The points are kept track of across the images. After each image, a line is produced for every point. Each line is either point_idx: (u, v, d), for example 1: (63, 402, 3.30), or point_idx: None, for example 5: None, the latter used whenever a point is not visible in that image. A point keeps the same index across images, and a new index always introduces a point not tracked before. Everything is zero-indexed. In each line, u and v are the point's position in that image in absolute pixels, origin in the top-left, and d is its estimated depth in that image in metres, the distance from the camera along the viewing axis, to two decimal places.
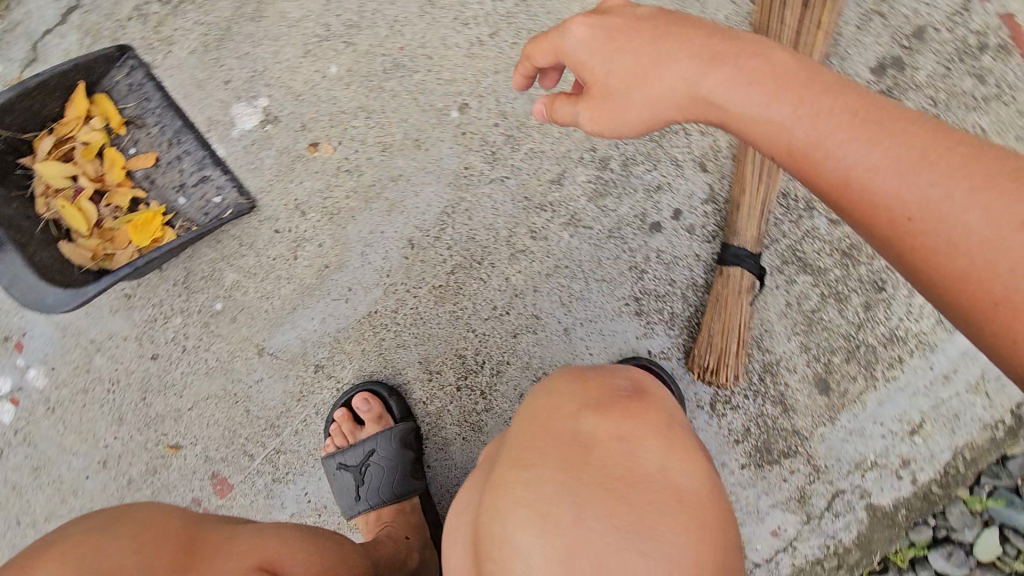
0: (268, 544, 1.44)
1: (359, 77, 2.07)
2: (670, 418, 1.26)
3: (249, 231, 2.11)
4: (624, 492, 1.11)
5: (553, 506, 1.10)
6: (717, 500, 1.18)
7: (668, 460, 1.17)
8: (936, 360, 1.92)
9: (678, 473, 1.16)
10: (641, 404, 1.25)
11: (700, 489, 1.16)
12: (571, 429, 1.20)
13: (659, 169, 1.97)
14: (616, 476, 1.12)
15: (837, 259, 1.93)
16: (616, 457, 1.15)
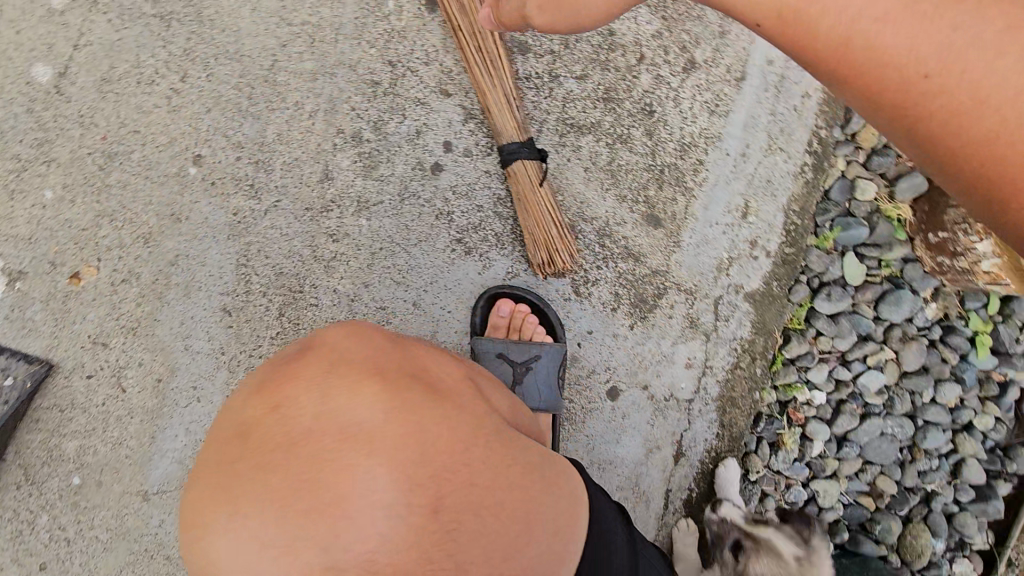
0: None
1: (79, 187, 1.89)
2: (364, 358, 0.99)
3: (62, 393, 1.89)
4: (297, 463, 0.85)
5: (232, 503, 0.85)
6: (428, 400, 0.99)
7: (357, 407, 0.90)
8: (727, 145, 2.06)
9: (367, 419, 0.90)
10: (323, 359, 0.98)
11: (397, 426, 0.91)
12: (226, 439, 0.91)
13: (409, 117, 1.96)
14: (286, 450, 0.86)
15: (601, 109, 2.02)
16: (285, 428, 0.88)
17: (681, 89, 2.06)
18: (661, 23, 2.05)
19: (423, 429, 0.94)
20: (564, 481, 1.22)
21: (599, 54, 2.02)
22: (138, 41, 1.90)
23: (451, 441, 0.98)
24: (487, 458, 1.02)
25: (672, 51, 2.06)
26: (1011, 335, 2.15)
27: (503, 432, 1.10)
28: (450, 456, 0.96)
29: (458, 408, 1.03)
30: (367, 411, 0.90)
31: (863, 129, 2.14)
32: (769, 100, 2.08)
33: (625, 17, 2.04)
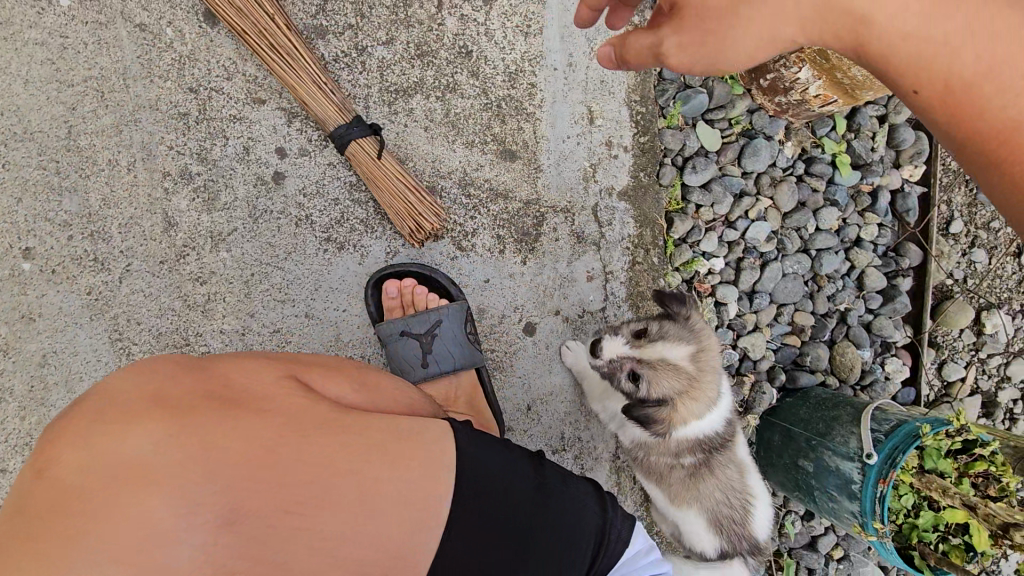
0: None
1: None
2: (128, 393, 1.07)
3: None
4: (75, 511, 0.94)
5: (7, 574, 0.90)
6: (211, 418, 1.05)
7: (122, 441, 0.99)
8: (552, 61, 2.07)
9: (138, 447, 0.99)
10: (82, 410, 1.05)
11: (176, 440, 1.01)
12: (8, 513, 0.96)
13: (230, 136, 1.86)
14: (60, 504, 0.94)
15: (420, 64, 1.98)
16: (54, 485, 0.96)
17: (491, 21, 2.03)
18: None
19: (203, 449, 1.02)
20: (429, 444, 1.21)
21: (397, 12, 1.96)
22: None
23: (242, 449, 1.05)
24: (296, 455, 1.08)
25: None
26: (865, 147, 2.30)
27: (319, 418, 1.14)
28: (243, 466, 1.04)
29: (253, 413, 1.09)
30: (139, 445, 1.00)
31: None
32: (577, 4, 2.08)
33: None
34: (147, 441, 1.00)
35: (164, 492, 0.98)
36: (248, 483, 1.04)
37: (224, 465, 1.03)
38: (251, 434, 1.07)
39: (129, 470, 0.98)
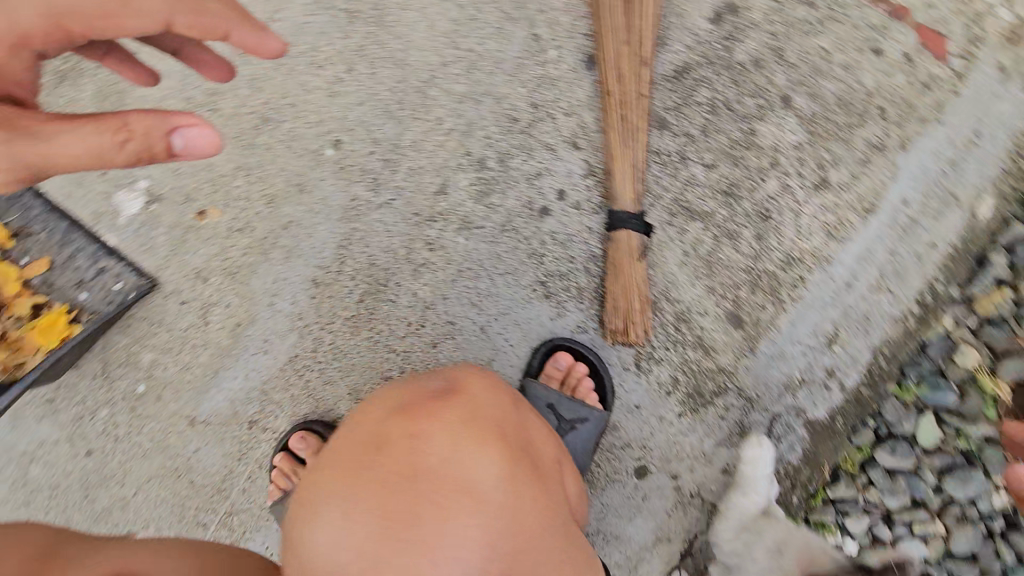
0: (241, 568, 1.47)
1: (231, 139, 2.05)
2: (482, 411, 1.40)
3: (159, 311, 2.08)
4: (421, 483, 1.26)
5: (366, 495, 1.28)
6: (520, 481, 1.33)
7: (471, 455, 1.30)
8: (834, 270, 2.00)
9: (477, 467, 1.29)
10: (451, 402, 1.40)
11: (499, 479, 1.30)
12: (381, 443, 1.34)
13: (534, 158, 2.01)
14: (415, 470, 1.28)
15: (720, 200, 2.01)
16: (417, 453, 1.30)
17: (805, 204, 2.00)
18: (806, 136, 1.98)
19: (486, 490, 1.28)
20: None
21: (734, 148, 2.00)
22: (317, 26, 2.02)
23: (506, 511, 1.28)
24: (549, 545, 1.33)
25: (808, 164, 1.99)
26: None
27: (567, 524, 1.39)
28: (518, 525, 1.28)
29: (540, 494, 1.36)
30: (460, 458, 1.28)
31: (985, 296, 2.00)
32: (894, 240, 1.98)
33: (771, 120, 1.99)
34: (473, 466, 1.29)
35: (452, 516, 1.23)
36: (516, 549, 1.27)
37: (505, 520, 1.26)
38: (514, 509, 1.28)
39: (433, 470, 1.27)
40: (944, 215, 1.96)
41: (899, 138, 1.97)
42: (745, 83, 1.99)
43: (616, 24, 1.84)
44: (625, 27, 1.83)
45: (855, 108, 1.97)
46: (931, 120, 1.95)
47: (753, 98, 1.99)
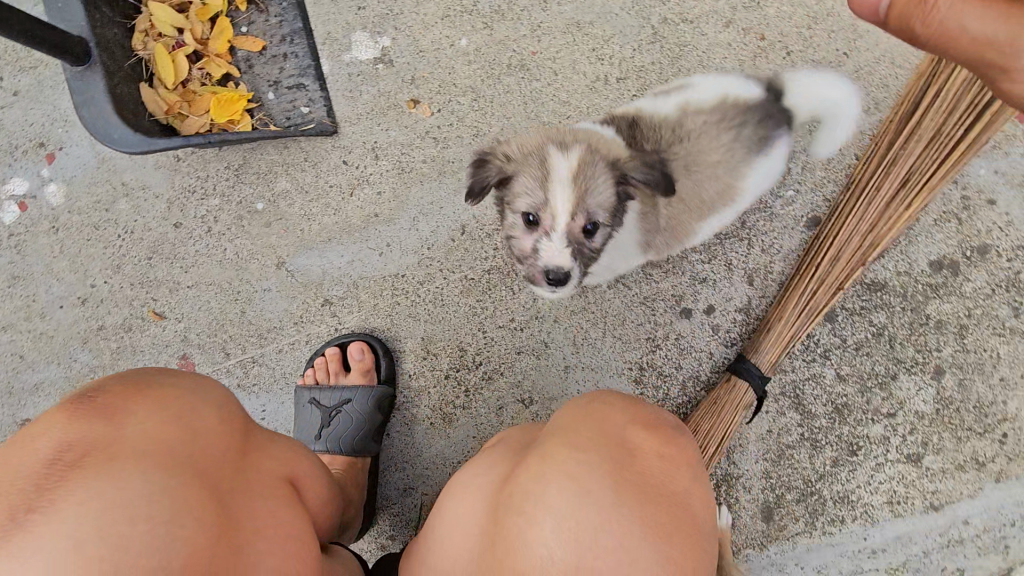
0: (287, 454, 1.16)
1: (483, 61, 2.09)
2: (696, 471, 1.13)
3: (320, 154, 2.14)
4: (650, 499, 1.00)
5: (600, 513, 0.95)
6: (681, 511, 1.01)
7: (687, 486, 1.07)
8: (872, 533, 2.03)
9: (695, 502, 1.06)
10: (674, 450, 1.12)
11: (704, 520, 1.06)
12: (582, 421, 1.14)
13: (710, 265, 2.05)
14: (653, 485, 1.02)
15: (827, 410, 2.02)
16: (658, 470, 1.06)
17: (888, 464, 2.03)
18: (932, 410, 2.01)
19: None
20: None
21: (870, 378, 2.02)
22: (621, 19, 2.07)
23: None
24: None
25: (915, 436, 2.02)
26: None
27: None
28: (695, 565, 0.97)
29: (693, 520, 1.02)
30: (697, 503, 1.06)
31: None
32: (936, 547, 2.01)
33: (915, 379, 2.01)
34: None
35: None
36: None
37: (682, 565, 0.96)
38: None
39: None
40: (989, 556, 2.00)
41: (1005, 470, 2.00)
42: (920, 335, 2.00)
43: (865, 215, 1.78)
44: (869, 224, 1.79)
45: (988, 417, 2.00)
46: None
47: (916, 351, 2.01)
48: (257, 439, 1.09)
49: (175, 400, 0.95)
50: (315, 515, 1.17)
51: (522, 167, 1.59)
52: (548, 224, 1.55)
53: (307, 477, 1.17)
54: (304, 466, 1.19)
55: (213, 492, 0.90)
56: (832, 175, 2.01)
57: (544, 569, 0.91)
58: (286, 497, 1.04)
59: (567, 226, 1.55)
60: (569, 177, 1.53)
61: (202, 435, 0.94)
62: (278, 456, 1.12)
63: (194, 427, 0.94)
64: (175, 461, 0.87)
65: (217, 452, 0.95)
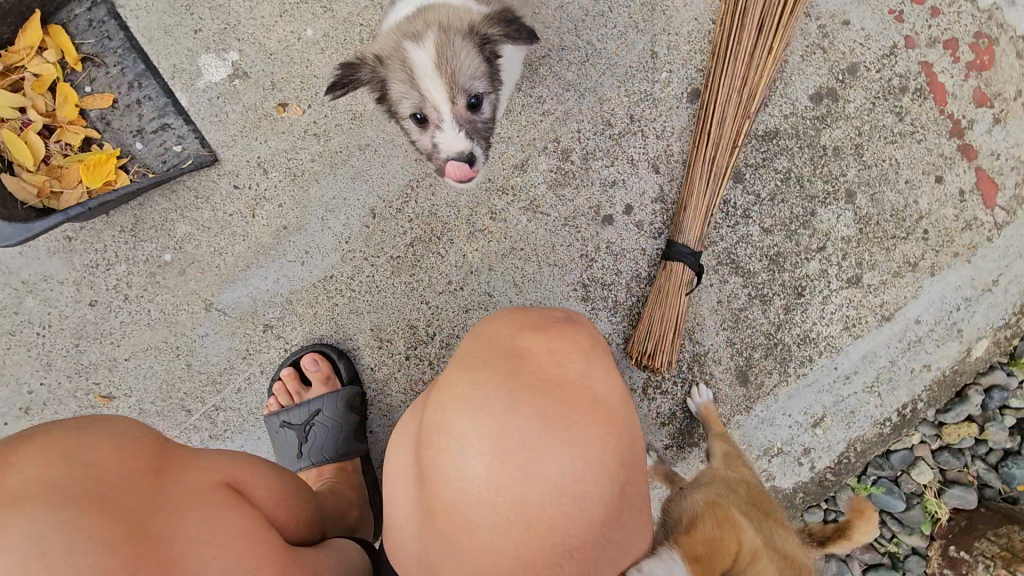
0: (224, 463, 1.16)
1: (335, 44, 2.07)
2: (599, 352, 1.09)
3: (209, 186, 2.10)
4: (546, 395, 0.97)
5: (497, 423, 0.93)
6: (580, 396, 0.99)
7: (588, 371, 1.03)
8: (839, 361, 2.15)
9: (599, 382, 1.03)
10: (571, 339, 1.08)
11: (615, 397, 1.04)
12: (474, 345, 1.11)
13: (615, 166, 2.09)
14: (545, 380, 0.99)
15: (765, 264, 2.11)
16: (551, 365, 1.02)
17: (834, 294, 2.14)
18: (855, 232, 2.13)
19: (607, 536, 0.98)
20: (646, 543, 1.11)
21: (792, 222, 2.11)
22: None
23: (612, 553, 1.01)
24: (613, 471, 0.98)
25: (849, 260, 2.13)
26: None
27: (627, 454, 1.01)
28: (607, 440, 0.97)
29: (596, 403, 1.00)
30: (611, 387, 1.04)
31: (953, 426, 2.20)
32: (897, 353, 2.15)
33: (832, 209, 2.12)
34: (587, 464, 0.94)
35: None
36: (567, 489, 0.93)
37: (594, 443, 0.96)
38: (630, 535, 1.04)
39: (469, 519, 0.94)
40: (943, 344, 2.15)
41: (933, 263, 2.14)
42: (823, 167, 2.11)
43: (736, 72, 1.90)
44: (744, 78, 1.90)
45: (905, 221, 2.13)
46: (961, 256, 2.13)
47: (824, 183, 2.11)
48: (179, 459, 1.08)
49: (62, 441, 0.93)
50: (271, 509, 1.17)
51: (391, 74, 1.81)
52: (435, 118, 1.76)
53: (251, 479, 1.17)
54: (249, 473, 1.19)
55: (123, 516, 0.90)
56: (696, 45, 2.07)
57: (466, 489, 0.93)
58: (221, 498, 1.05)
59: (450, 114, 1.76)
60: (432, 67, 1.72)
61: (102, 467, 0.92)
62: (208, 467, 1.11)
63: (90, 461, 0.92)
64: (70, 497, 0.86)
65: (126, 480, 0.94)
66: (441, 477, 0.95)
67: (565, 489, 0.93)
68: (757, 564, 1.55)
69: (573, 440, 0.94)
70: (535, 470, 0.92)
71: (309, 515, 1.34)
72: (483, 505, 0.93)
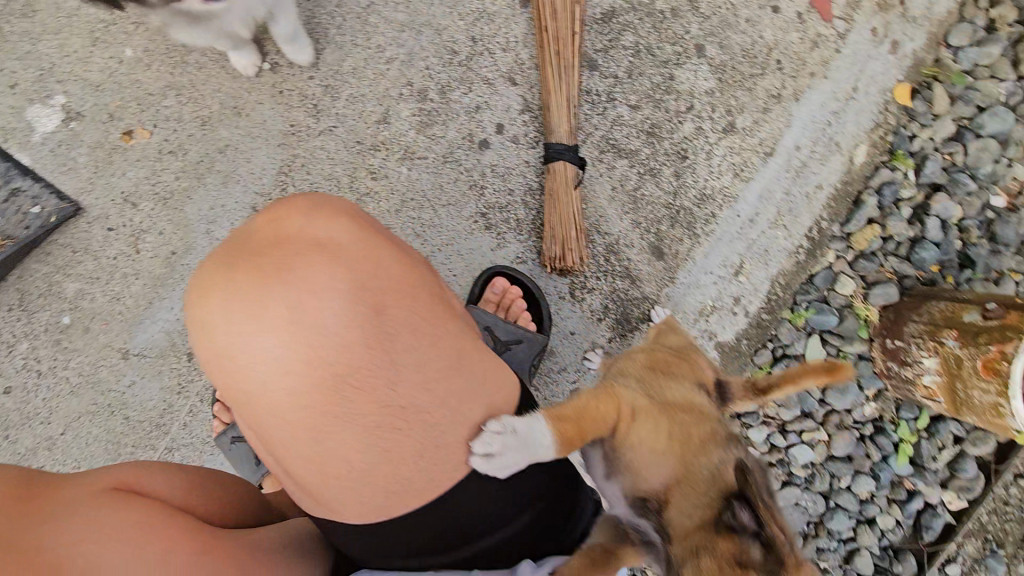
0: (116, 470, 1.15)
1: (159, 57, 2.01)
2: (319, 203, 1.11)
3: (82, 236, 2.03)
4: (263, 258, 1.01)
5: (223, 297, 0.98)
6: (298, 246, 1.02)
7: (308, 223, 1.07)
8: (741, 207, 2.24)
9: (318, 227, 1.06)
10: (291, 205, 1.12)
11: (340, 232, 1.06)
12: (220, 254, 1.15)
13: (474, 92, 2.10)
14: (265, 246, 1.04)
15: (643, 140, 2.19)
16: (269, 232, 1.06)
17: (716, 146, 2.22)
18: (716, 83, 2.20)
19: (389, 355, 1.01)
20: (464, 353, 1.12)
21: (655, 92, 2.18)
22: None
23: (413, 369, 1.03)
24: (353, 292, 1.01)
25: (719, 110, 2.21)
26: (930, 452, 2.41)
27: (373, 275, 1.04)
28: (334, 269, 1.01)
29: (318, 244, 1.03)
30: (334, 227, 1.06)
31: (859, 233, 2.33)
32: (790, 182, 2.25)
33: (688, 67, 2.20)
34: (321, 297, 0.98)
35: (352, 430, 1.00)
36: (303, 323, 0.97)
37: (319, 275, 0.99)
38: (431, 350, 1.05)
39: (252, 398, 0.99)
40: (826, 160, 2.26)
41: (794, 88, 2.24)
42: (667, 31, 2.19)
43: None
44: None
45: (756, 58, 2.22)
46: (817, 75, 2.24)
47: (673, 46, 2.19)
48: (58, 482, 1.07)
49: None
50: (180, 497, 1.18)
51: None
52: None
53: (150, 475, 1.17)
54: (148, 476, 1.17)
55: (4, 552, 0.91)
56: None
57: (229, 367, 0.98)
58: (108, 500, 1.02)
59: None
60: None
61: None
62: (93, 478, 1.10)
63: None
64: None
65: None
66: (211, 367, 1.00)
67: (309, 327, 0.97)
68: (637, 424, 1.41)
69: (297, 284, 0.98)
70: (270, 323, 0.96)
71: (238, 500, 1.33)
72: (251, 379, 0.97)
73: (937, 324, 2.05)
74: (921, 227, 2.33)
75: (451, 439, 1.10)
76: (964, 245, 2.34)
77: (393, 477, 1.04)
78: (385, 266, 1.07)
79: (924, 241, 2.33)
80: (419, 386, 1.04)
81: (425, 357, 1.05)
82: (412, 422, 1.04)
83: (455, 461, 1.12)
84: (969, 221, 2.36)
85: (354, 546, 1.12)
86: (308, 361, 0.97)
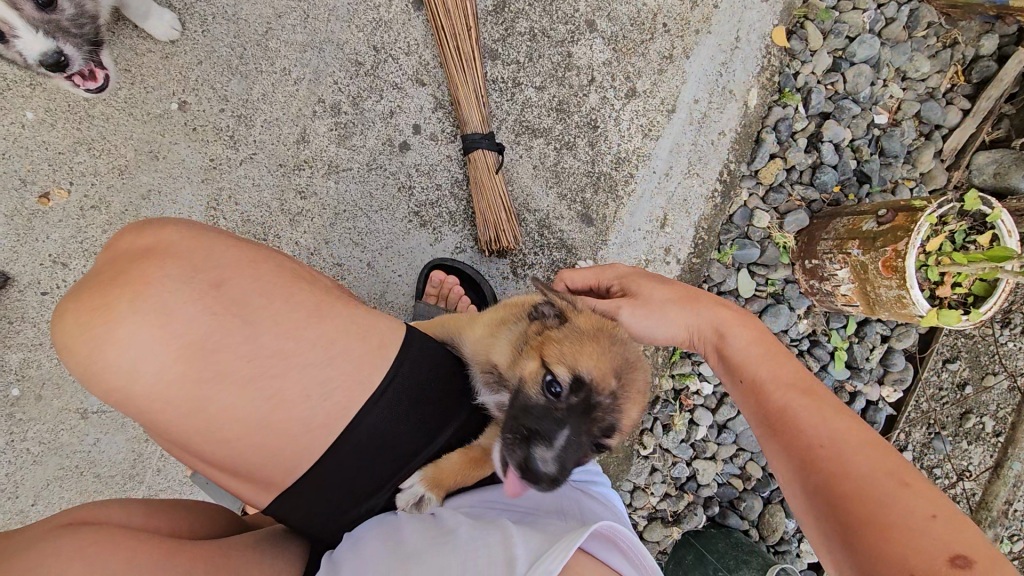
0: (72, 512, 1.17)
1: (62, 115, 1.99)
2: (154, 222, 1.21)
3: (15, 307, 2.00)
4: (109, 273, 1.08)
5: (82, 314, 1.04)
6: (141, 254, 1.11)
7: (147, 237, 1.15)
8: (655, 164, 2.40)
9: (158, 236, 1.15)
10: (131, 230, 1.20)
11: (179, 235, 1.16)
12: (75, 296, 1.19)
13: (385, 98, 2.18)
14: (110, 265, 1.10)
15: (553, 117, 2.31)
16: (114, 255, 1.13)
17: (622, 111, 2.36)
18: (611, 53, 2.34)
19: (251, 319, 1.14)
20: (332, 304, 1.27)
21: (557, 70, 2.31)
22: None
23: (270, 325, 1.16)
24: (204, 275, 1.12)
25: (618, 78, 2.35)
26: (862, 353, 2.66)
27: (221, 259, 1.16)
28: (182, 262, 1.11)
29: (161, 248, 1.12)
30: (162, 233, 1.16)
31: (765, 168, 2.50)
32: (694, 133, 2.42)
33: (583, 43, 2.32)
34: (167, 290, 1.07)
35: (233, 392, 1.11)
36: (165, 312, 1.06)
37: (168, 270, 1.09)
38: (282, 305, 1.18)
39: (129, 395, 1.06)
40: (724, 108, 2.43)
41: (683, 47, 2.39)
42: (558, 12, 2.29)
43: None
44: None
45: (644, 24, 2.36)
46: (702, 31, 2.40)
47: (565, 24, 2.31)
48: (16, 538, 1.10)
49: None
50: (141, 515, 1.20)
51: None
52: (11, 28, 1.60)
53: (103, 507, 1.18)
54: (102, 510, 1.18)
55: None
56: None
57: (105, 373, 1.04)
58: (65, 538, 1.06)
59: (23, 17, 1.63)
60: None
61: None
62: (49, 521, 1.13)
63: None
64: None
65: None
66: (89, 381, 1.05)
67: (174, 317, 1.07)
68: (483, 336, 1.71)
69: (137, 286, 1.06)
70: (118, 326, 1.03)
71: (211, 510, 1.36)
72: (119, 377, 1.04)
73: (842, 237, 2.24)
74: (819, 154, 2.54)
75: (332, 377, 1.20)
76: (858, 163, 2.58)
77: (287, 421, 1.16)
78: (218, 251, 1.17)
79: (823, 165, 2.54)
80: (282, 336, 1.16)
81: (279, 312, 1.17)
82: (285, 369, 1.16)
83: (347, 395, 1.22)
84: (859, 141, 2.59)
85: (321, 514, 1.24)
86: (170, 346, 1.06)
